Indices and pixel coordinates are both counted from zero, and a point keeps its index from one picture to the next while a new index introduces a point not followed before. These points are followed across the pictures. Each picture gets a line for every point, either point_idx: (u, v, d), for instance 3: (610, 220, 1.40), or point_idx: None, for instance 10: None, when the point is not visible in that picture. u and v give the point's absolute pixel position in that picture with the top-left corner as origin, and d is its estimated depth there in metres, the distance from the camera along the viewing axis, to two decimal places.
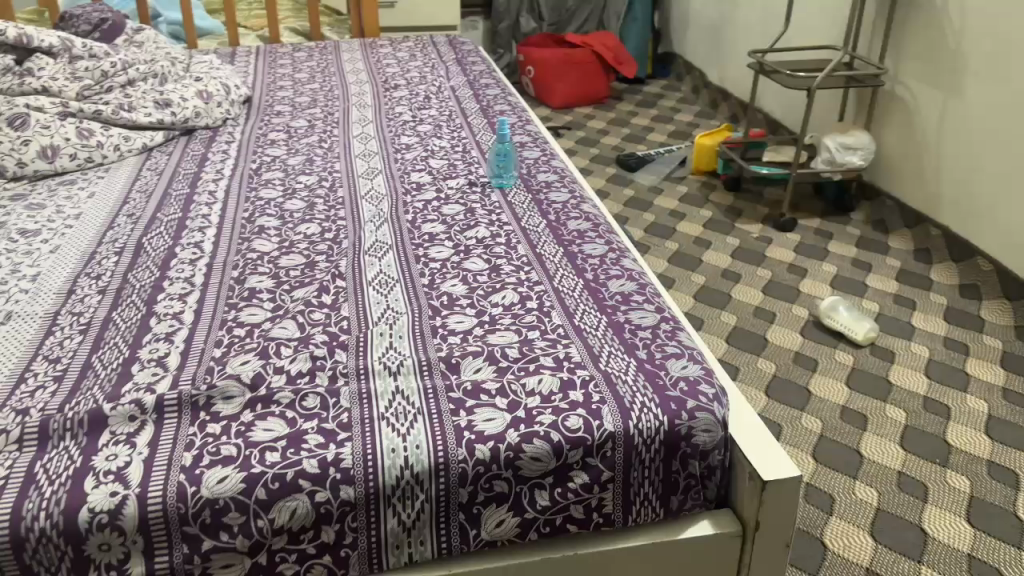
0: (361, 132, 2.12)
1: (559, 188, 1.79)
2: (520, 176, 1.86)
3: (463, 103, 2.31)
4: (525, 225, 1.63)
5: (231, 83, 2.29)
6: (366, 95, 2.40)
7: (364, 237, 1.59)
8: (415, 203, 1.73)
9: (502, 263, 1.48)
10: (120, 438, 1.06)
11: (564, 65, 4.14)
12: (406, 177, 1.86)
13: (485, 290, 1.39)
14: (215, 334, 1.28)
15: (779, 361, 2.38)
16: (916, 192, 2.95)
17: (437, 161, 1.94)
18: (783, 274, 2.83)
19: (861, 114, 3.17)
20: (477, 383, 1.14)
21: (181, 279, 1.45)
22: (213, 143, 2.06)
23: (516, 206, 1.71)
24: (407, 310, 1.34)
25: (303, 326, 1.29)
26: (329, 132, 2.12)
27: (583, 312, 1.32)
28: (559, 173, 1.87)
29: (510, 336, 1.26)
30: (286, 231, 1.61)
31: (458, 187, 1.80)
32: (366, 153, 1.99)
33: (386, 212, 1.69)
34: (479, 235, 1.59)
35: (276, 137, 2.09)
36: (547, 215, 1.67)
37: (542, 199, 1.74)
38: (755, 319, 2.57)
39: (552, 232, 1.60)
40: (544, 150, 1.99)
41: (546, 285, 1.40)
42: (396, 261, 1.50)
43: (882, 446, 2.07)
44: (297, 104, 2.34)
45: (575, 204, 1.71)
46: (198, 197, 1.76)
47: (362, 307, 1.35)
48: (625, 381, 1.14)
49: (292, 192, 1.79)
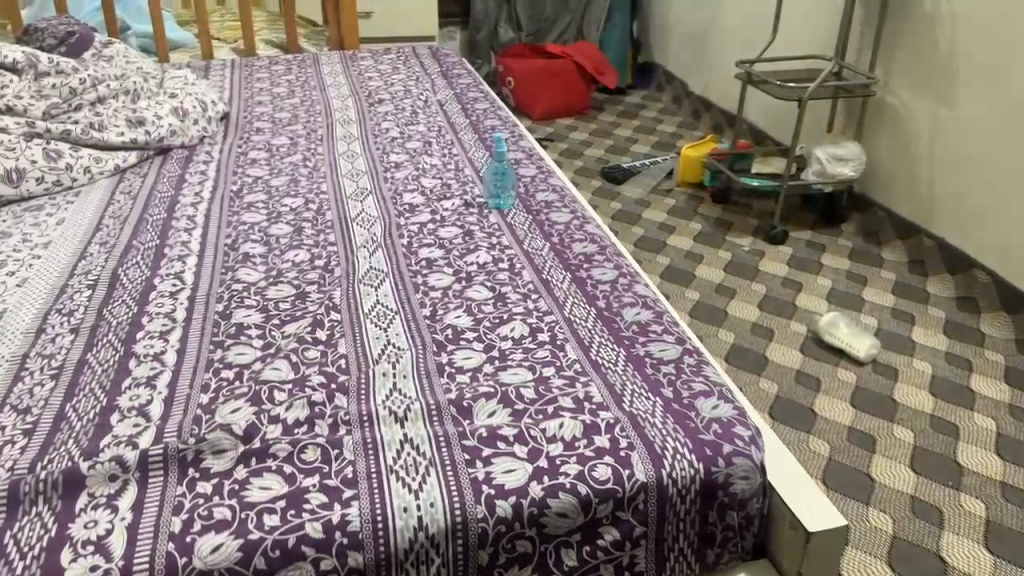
0: (347, 150, 2.02)
1: (560, 208, 1.70)
2: (518, 195, 1.77)
3: (451, 118, 2.22)
4: (529, 248, 1.54)
5: (208, 99, 2.18)
6: (349, 110, 2.30)
7: (357, 264, 1.49)
8: (409, 226, 1.63)
9: (506, 292, 1.39)
10: (100, 502, 0.96)
11: (543, 76, 4.06)
12: (397, 198, 1.76)
13: (492, 322, 1.30)
14: (201, 377, 1.18)
15: (781, 381, 2.31)
16: (909, 202, 2.90)
17: (429, 180, 1.84)
18: (778, 288, 2.76)
19: (850, 124, 3.12)
20: (493, 429, 1.05)
21: (162, 314, 1.34)
22: (190, 163, 1.95)
23: (517, 228, 1.62)
24: (409, 347, 1.24)
25: (297, 366, 1.19)
26: (313, 150, 2.02)
27: (599, 344, 1.23)
28: (559, 191, 1.79)
29: (523, 374, 1.16)
30: (273, 259, 1.51)
31: (453, 208, 1.70)
32: (354, 172, 1.89)
33: (379, 237, 1.59)
34: (479, 260, 1.50)
35: (257, 156, 1.98)
36: (550, 238, 1.58)
37: (543, 220, 1.65)
38: (754, 336, 2.50)
39: (557, 256, 1.51)
40: (541, 167, 1.91)
41: (556, 315, 1.31)
42: (393, 291, 1.40)
43: (892, 469, 2.01)
44: (277, 119, 2.23)
45: (578, 225, 1.63)
46: (176, 223, 1.65)
47: (360, 344, 1.25)
48: (654, 423, 1.05)
49: (277, 215, 1.68)
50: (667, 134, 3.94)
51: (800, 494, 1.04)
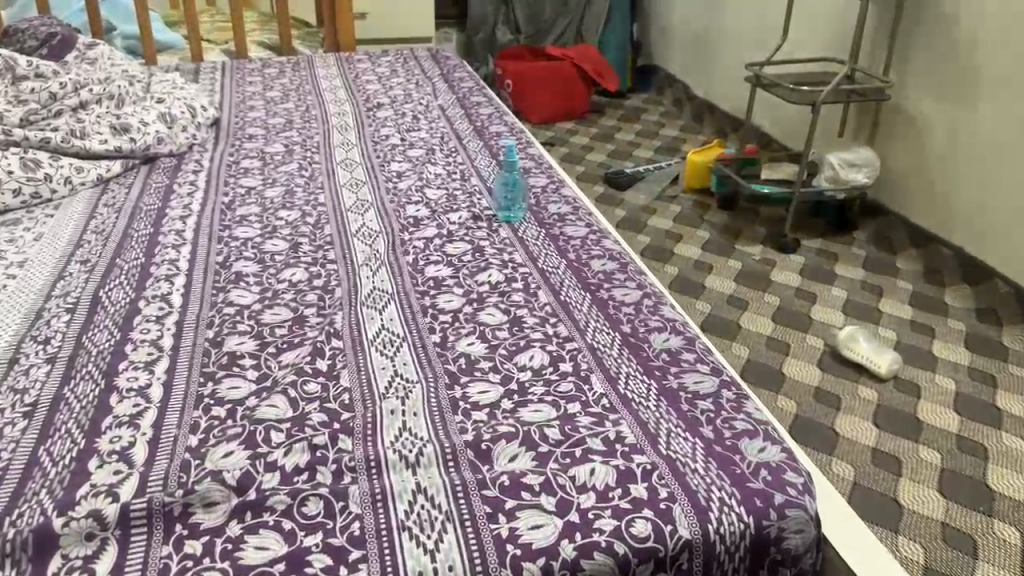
0: (345, 159, 1.91)
1: (575, 221, 1.60)
2: (529, 207, 1.66)
3: (454, 124, 2.11)
4: (543, 266, 1.43)
5: (197, 104, 2.06)
6: (346, 115, 2.19)
7: (359, 285, 1.38)
8: (413, 242, 1.52)
9: (522, 315, 1.28)
10: (75, 565, 0.86)
11: (542, 80, 3.95)
12: (399, 211, 1.65)
13: (509, 350, 1.19)
14: (190, 416, 1.07)
15: (799, 400, 2.22)
16: (925, 210, 2.81)
17: (433, 191, 1.73)
18: (792, 299, 2.66)
19: (863, 129, 3.02)
20: (516, 477, 0.94)
21: (147, 342, 1.23)
22: (178, 172, 1.84)
23: (530, 243, 1.51)
24: (420, 379, 1.13)
25: (296, 402, 1.08)
26: (309, 158, 1.91)
27: (627, 376, 1.13)
28: (572, 203, 1.68)
29: (546, 411, 1.06)
30: (268, 278, 1.40)
31: (460, 222, 1.59)
32: (353, 182, 1.78)
33: (382, 253, 1.48)
34: (491, 279, 1.39)
35: (250, 165, 1.87)
36: (566, 253, 1.48)
37: (558, 234, 1.55)
38: (769, 351, 2.41)
39: (574, 275, 1.40)
40: (551, 177, 1.80)
41: (578, 342, 1.21)
42: (400, 315, 1.29)
43: (920, 494, 1.92)
44: (270, 126, 2.12)
45: (595, 240, 1.52)
46: (163, 238, 1.54)
47: (365, 376, 1.14)
48: (695, 470, 0.95)
49: (272, 229, 1.57)
50: (670, 138, 3.84)
51: (855, 543, 0.97)
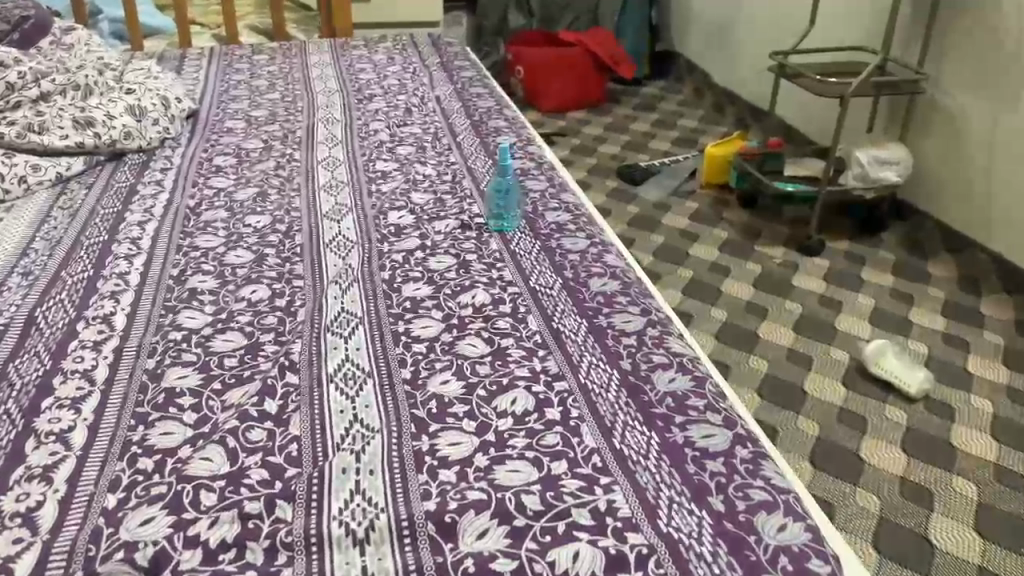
0: (327, 156, 1.74)
1: (575, 231, 1.44)
2: (525, 213, 1.50)
3: (450, 118, 1.94)
4: (536, 285, 1.27)
5: (171, 94, 1.90)
6: (334, 108, 2.02)
7: (325, 305, 1.22)
8: (392, 254, 1.36)
9: (507, 346, 1.12)
10: None
11: (556, 66, 3.75)
12: (380, 217, 1.48)
13: (489, 390, 1.03)
14: (111, 470, 0.92)
15: (822, 421, 2.05)
16: (961, 213, 2.62)
17: (420, 195, 1.57)
18: (815, 307, 2.48)
19: (896, 123, 2.82)
20: (483, 562, 0.80)
21: (78, 373, 1.08)
22: (146, 170, 1.68)
23: (522, 257, 1.35)
24: (382, 429, 0.97)
25: (235, 454, 0.93)
26: (289, 155, 1.75)
27: (624, 427, 0.98)
28: (573, 210, 1.51)
29: (526, 472, 0.90)
30: (224, 296, 1.24)
31: (447, 231, 1.43)
32: (333, 184, 1.62)
33: (356, 267, 1.32)
34: (475, 301, 1.23)
35: (223, 163, 1.72)
36: (563, 270, 1.32)
37: (554, 247, 1.38)
38: (790, 364, 2.23)
39: (570, 297, 1.24)
40: (551, 179, 1.64)
41: (570, 382, 1.05)
42: (368, 344, 1.13)
43: (955, 530, 1.75)
44: (252, 119, 1.96)
45: (597, 255, 1.36)
46: (116, 247, 1.39)
47: (319, 422, 0.98)
48: (699, 554, 0.81)
49: (237, 237, 1.42)
50: (688, 127, 3.64)
51: None
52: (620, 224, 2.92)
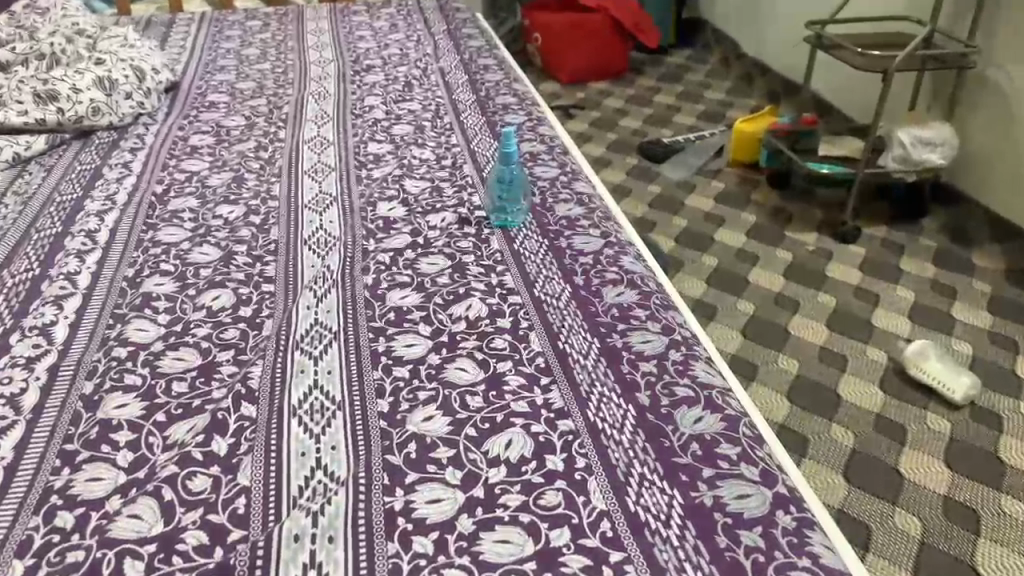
0: (315, 135, 1.57)
1: (588, 228, 1.26)
2: (532, 206, 1.32)
3: (454, 92, 1.75)
4: (541, 295, 1.10)
5: (148, 65, 1.72)
6: (327, 80, 1.84)
7: (296, 318, 1.05)
8: (378, 254, 1.19)
9: (502, 372, 0.95)
10: None
11: (576, 34, 3.51)
12: (368, 207, 1.31)
13: (479, 429, 0.87)
14: (22, 526, 0.77)
15: (857, 431, 1.87)
16: (1011, 200, 2.40)
17: (414, 182, 1.39)
18: (850, 301, 2.29)
19: (941, 101, 2.61)
20: None
21: (3, 400, 0.93)
22: (114, 150, 1.52)
23: (527, 259, 1.18)
24: (348, 480, 0.81)
25: (172, 510, 0.78)
26: (272, 134, 1.58)
27: (639, 482, 0.81)
28: (587, 203, 1.33)
29: (518, 543, 0.74)
30: (182, 304, 1.08)
31: (441, 227, 1.25)
32: (318, 167, 1.44)
33: (335, 270, 1.15)
34: (470, 314, 1.06)
35: (200, 143, 1.55)
36: (573, 277, 1.14)
37: (564, 247, 1.21)
38: (822, 365, 2.05)
39: (580, 310, 1.07)
40: (563, 165, 1.45)
41: (576, 421, 0.88)
42: (341, 368, 0.96)
43: (1003, 558, 1.57)
44: (236, 92, 1.79)
45: (613, 257, 1.18)
46: (69, 241, 1.23)
47: (275, 470, 0.82)
48: None
49: (205, 231, 1.26)
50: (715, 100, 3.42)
51: None
52: (640, 205, 2.73)
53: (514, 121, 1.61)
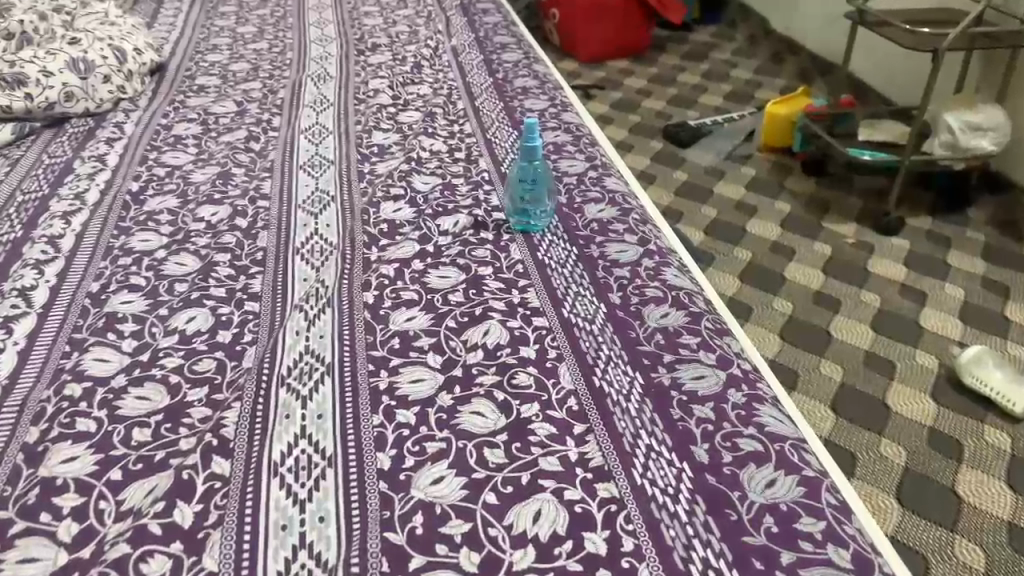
0: (312, 123, 1.39)
1: (623, 233, 1.09)
2: (558, 206, 1.15)
3: (467, 74, 1.58)
4: (571, 316, 0.93)
5: (129, 44, 1.56)
6: (328, 59, 1.67)
7: (281, 346, 0.88)
8: (380, 266, 1.02)
9: (528, 418, 0.79)
10: None
11: (592, 13, 3.27)
12: (370, 208, 1.14)
13: (500, 495, 0.71)
14: None
15: (910, 446, 1.62)
16: None
17: (423, 178, 1.22)
18: (894, 297, 2.02)
19: (992, 85, 2.40)
20: None
21: None
22: (89, 141, 1.36)
23: (553, 271, 1.01)
24: (341, 565, 0.66)
25: None
26: (265, 122, 1.40)
27: (703, 571, 0.65)
28: (621, 203, 1.16)
29: None
30: (151, 328, 0.93)
31: (454, 232, 1.09)
32: (315, 160, 1.28)
33: (330, 285, 0.98)
34: (488, 341, 0.89)
35: (184, 132, 1.38)
36: (608, 294, 0.97)
37: (596, 257, 1.04)
38: (867, 371, 1.79)
39: (618, 335, 0.90)
40: (593, 158, 1.28)
41: (620, 486, 0.72)
42: (334, 414, 0.80)
43: None
44: (228, 74, 1.62)
45: (654, 270, 1.01)
46: (28, 249, 1.08)
47: (250, 551, 0.67)
48: None
49: (184, 236, 1.10)
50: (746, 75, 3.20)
51: None
52: (664, 190, 2.46)
53: (535, 107, 1.44)
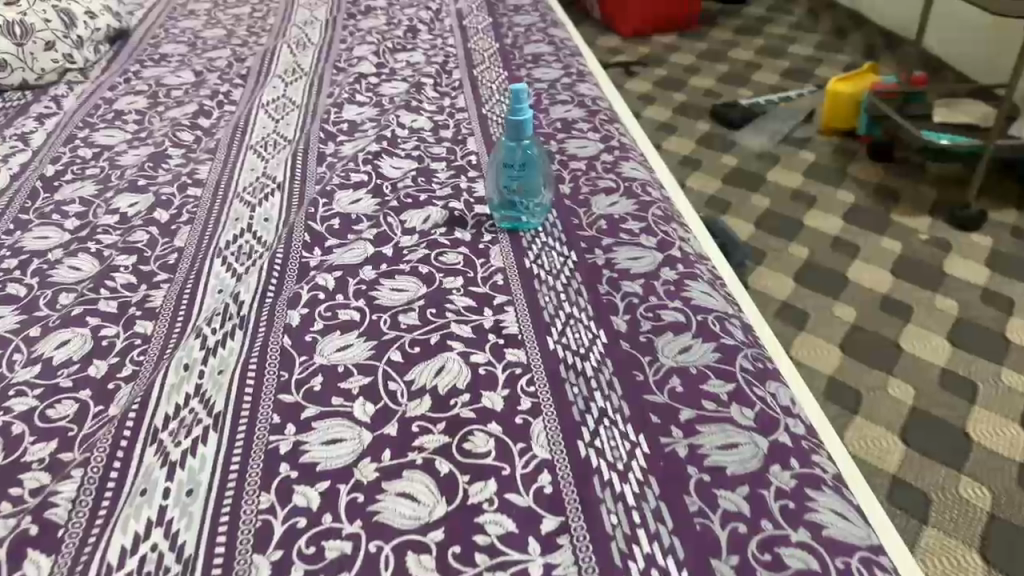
0: (277, 96, 1.16)
1: (638, 234, 0.84)
2: (558, 197, 0.91)
3: (469, 40, 1.33)
4: (557, 348, 0.69)
5: (82, 6, 1.34)
6: (312, 25, 1.43)
7: (160, 388, 0.66)
8: (319, 273, 0.79)
9: (477, 504, 0.55)
10: None
11: None
12: (321, 197, 0.91)
13: None
14: None
15: (999, 488, 1.24)
16: None
17: (394, 161, 0.98)
18: (976, 303, 1.63)
19: None
20: None
21: None
22: (17, 117, 1.15)
23: (540, 284, 0.77)
24: None
25: None
26: (224, 95, 1.18)
27: None
28: (640, 194, 0.91)
29: None
30: (12, 355, 0.72)
31: (421, 230, 0.85)
32: (269, 139, 1.05)
33: (245, 298, 0.75)
34: (440, 383, 0.65)
35: (128, 106, 1.16)
36: (610, 316, 0.73)
37: (601, 264, 0.79)
38: (947, 392, 1.41)
39: (621, 377, 0.66)
40: (608, 138, 1.03)
41: None
42: (209, 494, 0.58)
43: None
44: (198, 42, 1.40)
45: (676, 283, 0.76)
46: None
47: None
48: None
49: (89, 233, 0.88)
50: (807, 46, 2.87)
51: None
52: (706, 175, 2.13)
53: (546, 77, 1.19)
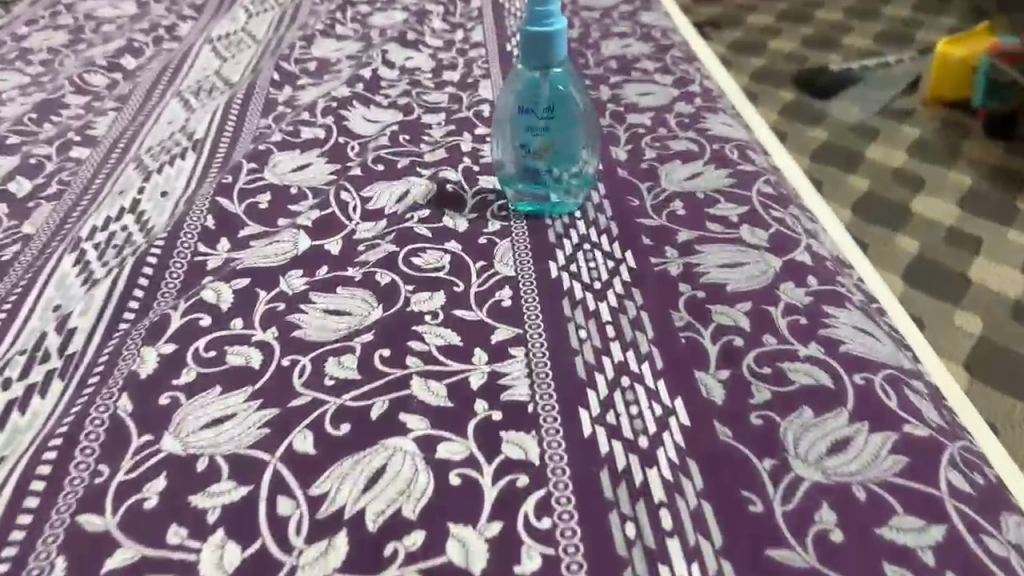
0: (232, 30, 0.86)
1: (735, 224, 0.52)
2: (608, 163, 0.59)
3: None
4: (596, 437, 0.37)
5: None
6: None
7: None
8: (212, 282, 0.48)
9: None
10: None
11: None
12: (250, 161, 0.61)
13: None
14: None
15: None
16: None
17: (371, 112, 0.68)
18: None
19: None
20: None
21: None
22: None
23: (569, 310, 0.45)
24: None
25: None
26: (165, 30, 0.88)
27: None
28: (734, 161, 0.59)
29: None
30: None
31: (392, 212, 0.55)
32: (205, 84, 0.75)
33: (84, 324, 0.46)
34: (369, 503, 0.35)
35: (40, 43, 0.87)
36: (694, 371, 0.41)
37: (672, 271, 0.48)
38: None
39: (720, 506, 0.34)
40: (684, 82, 0.70)
41: None
42: None
43: None
44: None
45: (807, 311, 0.44)
46: None
47: None
48: None
49: None
50: None
51: None
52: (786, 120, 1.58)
53: (597, 4, 0.86)
